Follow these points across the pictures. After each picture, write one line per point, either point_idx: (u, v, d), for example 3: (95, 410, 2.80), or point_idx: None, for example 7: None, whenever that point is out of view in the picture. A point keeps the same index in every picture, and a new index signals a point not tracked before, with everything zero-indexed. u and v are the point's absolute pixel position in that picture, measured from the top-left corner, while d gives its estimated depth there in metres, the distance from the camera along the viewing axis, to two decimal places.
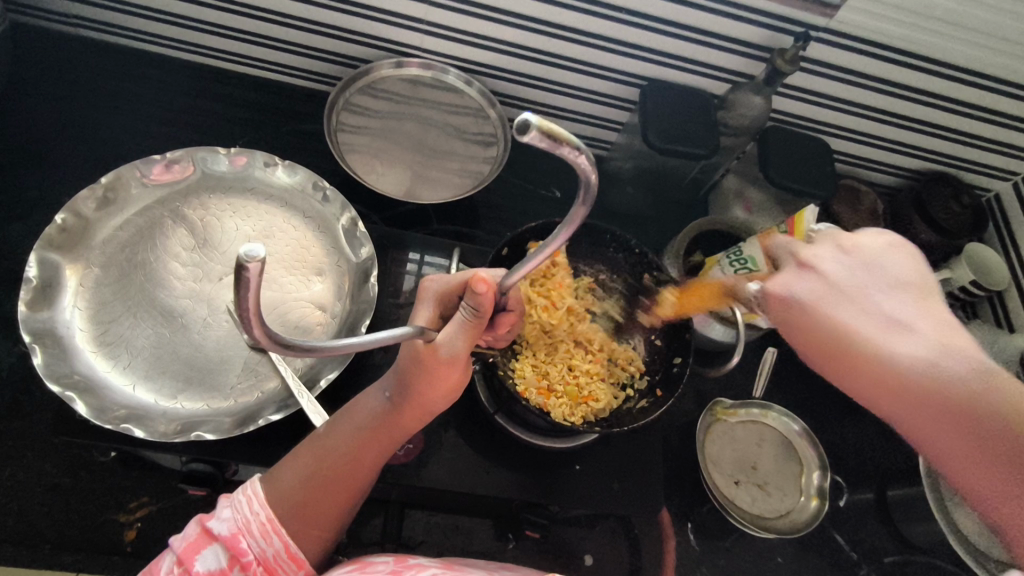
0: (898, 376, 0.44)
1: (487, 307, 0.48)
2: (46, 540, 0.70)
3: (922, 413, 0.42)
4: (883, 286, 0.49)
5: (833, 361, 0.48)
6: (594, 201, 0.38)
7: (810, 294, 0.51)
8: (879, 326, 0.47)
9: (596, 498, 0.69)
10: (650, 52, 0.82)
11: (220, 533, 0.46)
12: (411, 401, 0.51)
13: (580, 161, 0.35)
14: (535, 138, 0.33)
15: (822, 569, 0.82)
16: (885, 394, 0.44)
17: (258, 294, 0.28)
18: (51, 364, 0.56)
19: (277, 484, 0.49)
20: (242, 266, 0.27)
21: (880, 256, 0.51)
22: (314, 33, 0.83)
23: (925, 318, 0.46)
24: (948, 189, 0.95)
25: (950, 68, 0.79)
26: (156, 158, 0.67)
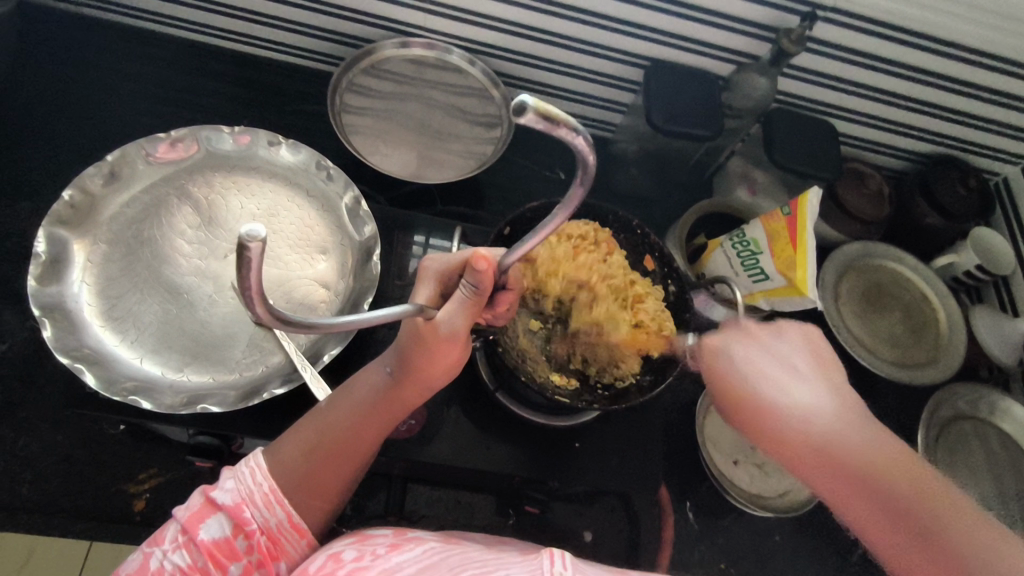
0: (850, 474, 0.42)
1: (487, 285, 0.49)
2: (59, 509, 0.72)
3: (859, 494, 0.42)
4: (802, 377, 0.48)
5: (772, 443, 0.46)
6: (592, 182, 0.39)
7: (741, 357, 0.50)
8: (820, 415, 0.45)
9: (596, 475, 0.71)
10: (653, 32, 0.82)
11: (223, 503, 0.47)
12: (411, 375, 0.52)
13: (578, 142, 0.36)
14: (532, 119, 0.33)
15: (819, 548, 0.83)
16: (823, 474, 0.43)
17: (258, 274, 0.30)
18: (61, 336, 0.57)
19: (279, 456, 0.50)
20: (244, 246, 0.28)
21: (787, 346, 0.50)
22: (317, 13, 0.83)
23: (839, 398, 0.47)
24: (956, 173, 0.94)
25: (958, 49, 0.78)
26: (162, 136, 0.67)
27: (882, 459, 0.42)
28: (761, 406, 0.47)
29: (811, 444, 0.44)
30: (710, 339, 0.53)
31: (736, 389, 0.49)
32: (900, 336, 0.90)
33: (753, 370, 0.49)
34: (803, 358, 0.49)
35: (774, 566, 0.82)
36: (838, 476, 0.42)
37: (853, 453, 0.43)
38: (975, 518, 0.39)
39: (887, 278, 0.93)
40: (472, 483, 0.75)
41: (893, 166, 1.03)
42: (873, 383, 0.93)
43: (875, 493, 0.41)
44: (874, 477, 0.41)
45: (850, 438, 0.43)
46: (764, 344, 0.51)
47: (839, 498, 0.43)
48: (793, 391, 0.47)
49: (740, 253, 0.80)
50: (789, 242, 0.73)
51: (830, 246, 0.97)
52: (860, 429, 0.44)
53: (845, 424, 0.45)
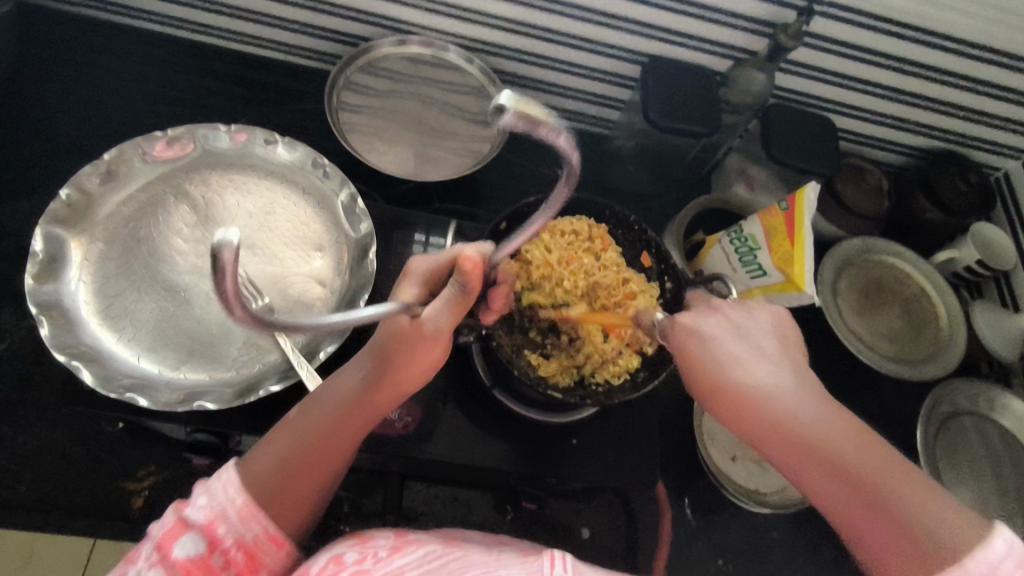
0: (811, 445, 0.44)
1: (474, 285, 0.49)
2: (58, 506, 0.72)
3: (823, 468, 0.43)
4: (769, 353, 0.49)
5: (739, 420, 0.48)
6: (576, 180, 0.39)
7: (709, 336, 0.50)
8: (785, 392, 0.47)
9: (592, 472, 0.71)
10: (650, 28, 0.82)
11: (196, 521, 0.45)
12: (388, 378, 0.51)
13: (561, 142, 0.36)
14: (511, 121, 0.34)
15: (817, 545, 0.83)
16: (788, 449, 0.45)
17: (234, 280, 0.30)
18: (58, 334, 0.57)
19: (251, 468, 0.49)
20: (217, 254, 0.29)
21: (754, 321, 0.51)
22: (314, 11, 0.83)
23: (804, 374, 0.48)
24: (956, 168, 0.93)
25: (957, 42, 0.78)
26: (158, 135, 0.67)
27: (844, 435, 0.44)
28: (729, 384, 0.48)
29: (776, 420, 0.45)
30: (679, 319, 0.53)
31: (705, 369, 0.50)
32: (899, 332, 0.90)
33: (723, 349, 0.49)
34: (772, 339, 0.50)
35: (771, 562, 0.82)
36: (799, 449, 0.44)
37: (815, 427, 0.44)
38: (931, 492, 0.40)
39: (887, 274, 0.93)
40: (469, 480, 0.76)
41: (892, 162, 1.02)
42: (872, 380, 0.93)
43: (836, 467, 0.42)
44: (834, 449, 0.43)
45: (812, 413, 0.45)
46: (731, 316, 0.52)
47: (801, 471, 0.44)
48: (760, 368, 0.48)
49: (738, 248, 0.80)
50: (787, 238, 0.72)
51: (829, 242, 0.97)
52: (826, 409, 0.45)
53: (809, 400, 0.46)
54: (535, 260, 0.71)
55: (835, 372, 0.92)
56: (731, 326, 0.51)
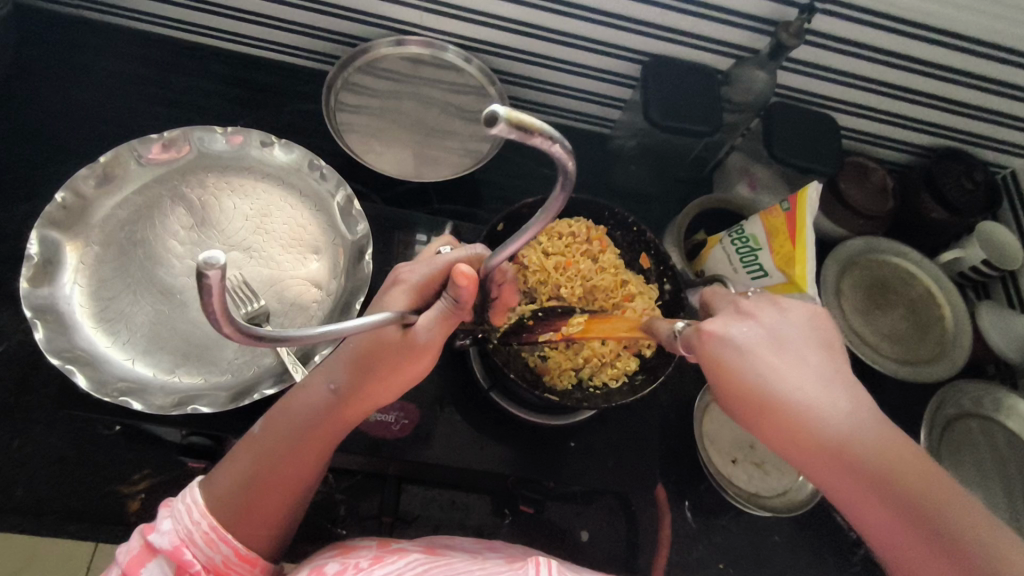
0: (867, 473, 0.39)
1: (467, 300, 0.49)
2: (52, 510, 0.72)
3: (875, 495, 0.39)
4: (812, 366, 0.44)
5: (778, 436, 0.43)
6: (572, 186, 0.38)
7: (744, 344, 0.45)
8: (832, 408, 0.42)
9: (590, 475, 0.70)
10: (650, 27, 0.81)
11: (161, 546, 0.45)
12: (362, 392, 0.49)
13: (555, 150, 0.35)
14: (504, 129, 0.32)
15: (819, 548, 0.82)
16: (835, 472, 0.40)
17: (220, 299, 0.29)
18: (53, 338, 0.57)
19: (216, 489, 0.48)
20: (203, 274, 0.28)
21: (792, 326, 0.46)
22: (312, 12, 0.83)
23: (852, 390, 0.43)
24: (962, 167, 0.92)
25: (962, 39, 0.76)
26: (154, 137, 0.67)
27: (899, 458, 0.39)
28: (767, 399, 0.43)
29: (826, 440, 0.41)
30: (707, 324, 0.47)
31: (739, 381, 0.44)
32: (903, 333, 0.89)
33: (760, 360, 0.44)
34: (812, 347, 0.45)
35: (773, 566, 0.81)
36: (853, 475, 0.39)
37: (867, 450, 0.40)
38: (997, 528, 0.36)
39: (891, 275, 0.92)
40: (467, 483, 0.75)
41: (897, 160, 1.01)
42: (876, 381, 0.92)
43: (892, 495, 0.38)
44: (895, 479, 0.38)
45: (869, 435, 0.40)
46: (764, 319, 0.46)
47: (849, 495, 0.40)
48: (802, 381, 0.43)
49: (739, 249, 0.79)
50: (789, 238, 0.72)
51: (832, 242, 0.96)
52: (884, 433, 0.40)
53: (866, 422, 0.41)
54: (531, 263, 0.71)
55: None
56: (766, 331, 0.46)
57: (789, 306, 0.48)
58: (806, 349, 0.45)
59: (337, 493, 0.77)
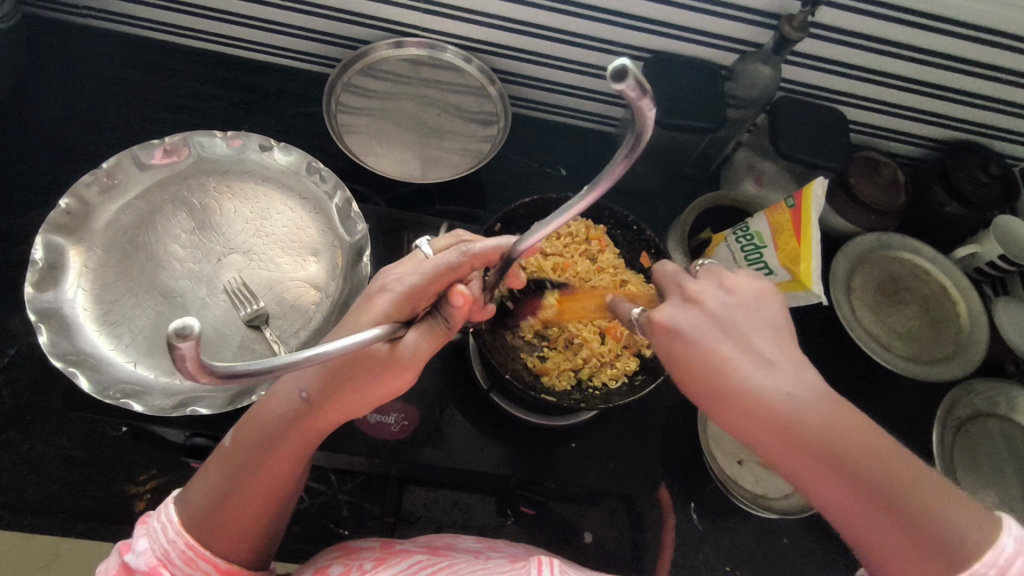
0: (818, 449, 0.37)
1: (458, 321, 0.49)
2: (63, 509, 0.74)
3: (829, 471, 0.37)
4: (767, 351, 0.41)
5: (730, 420, 0.40)
6: (637, 159, 0.35)
7: (691, 334, 0.42)
8: (780, 393, 0.39)
9: (591, 475, 0.70)
10: (650, 23, 0.80)
11: (137, 567, 0.46)
12: (334, 403, 0.48)
13: (647, 117, 0.32)
14: (629, 86, 0.31)
15: (830, 551, 0.81)
16: (789, 454, 0.38)
17: (200, 368, 0.27)
18: (56, 341, 0.58)
19: (191, 508, 0.48)
20: (174, 345, 0.25)
21: (741, 310, 0.43)
22: (313, 15, 0.84)
23: (805, 372, 0.40)
24: (977, 160, 0.90)
25: (974, 29, 0.75)
26: (155, 143, 0.68)
27: (851, 434, 0.37)
28: (721, 388, 0.40)
29: (775, 418, 0.38)
30: (656, 313, 0.45)
31: (693, 372, 0.42)
32: (916, 331, 0.87)
33: (711, 351, 0.41)
34: (762, 330, 0.42)
35: (782, 568, 0.80)
36: (804, 450, 0.37)
37: (817, 430, 0.37)
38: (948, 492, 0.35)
39: (903, 272, 0.90)
40: (468, 484, 0.75)
41: (909, 155, 0.99)
42: (889, 379, 0.90)
43: (851, 476, 0.36)
44: (849, 454, 0.36)
45: (816, 409, 0.38)
46: (711, 305, 0.43)
47: (802, 473, 0.38)
48: (751, 373, 0.40)
49: (744, 247, 0.77)
50: (794, 236, 0.70)
51: (841, 238, 0.94)
52: (830, 406, 0.38)
53: (814, 397, 0.39)
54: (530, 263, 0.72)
55: (850, 372, 0.90)
56: (713, 318, 0.43)
57: (738, 287, 0.44)
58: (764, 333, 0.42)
59: (340, 494, 0.77)
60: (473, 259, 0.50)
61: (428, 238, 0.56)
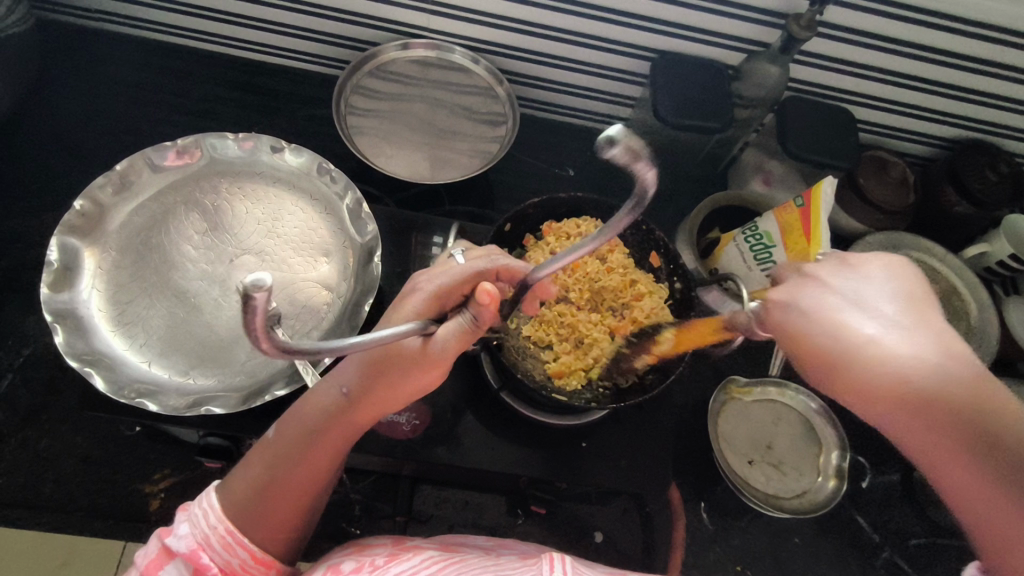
0: (951, 415, 0.34)
1: (487, 319, 0.48)
2: (79, 507, 0.74)
3: (964, 449, 0.34)
4: (898, 320, 0.37)
5: (847, 391, 0.38)
6: (641, 214, 0.35)
7: (812, 307, 0.39)
8: (923, 366, 0.35)
9: (603, 475, 0.70)
10: (657, 22, 0.80)
11: (179, 550, 0.45)
12: (372, 396, 0.49)
13: (647, 180, 0.33)
14: (619, 153, 0.31)
15: (840, 551, 0.81)
16: (915, 426, 0.35)
17: (265, 318, 0.27)
18: (71, 341, 0.59)
19: (233, 494, 0.48)
20: (249, 294, 0.26)
21: (871, 283, 0.39)
22: (322, 17, 0.84)
23: (948, 339, 0.36)
24: (986, 158, 0.89)
25: (982, 27, 0.74)
26: (168, 145, 0.68)
27: (995, 410, 0.34)
28: (841, 357, 0.37)
29: (903, 387, 0.35)
30: (772, 293, 0.42)
31: (812, 346, 0.39)
32: None
33: (832, 321, 0.38)
34: (892, 300, 0.38)
35: (793, 568, 0.80)
36: (933, 421, 0.35)
37: (958, 401, 0.34)
38: None
39: (914, 270, 0.89)
40: (479, 484, 0.75)
41: (918, 154, 0.99)
42: None
43: (986, 453, 0.34)
44: (984, 423, 0.34)
45: (955, 381, 0.35)
46: (831, 279, 0.40)
47: (929, 451, 0.36)
48: (883, 339, 0.37)
49: (753, 247, 0.78)
50: (803, 235, 0.71)
51: (850, 237, 0.94)
52: (972, 376, 0.35)
53: (955, 365, 0.35)
54: None
55: None
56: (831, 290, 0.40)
57: (860, 262, 0.40)
58: (895, 307, 0.38)
59: (351, 493, 0.77)
60: (500, 269, 0.53)
61: (460, 248, 0.58)
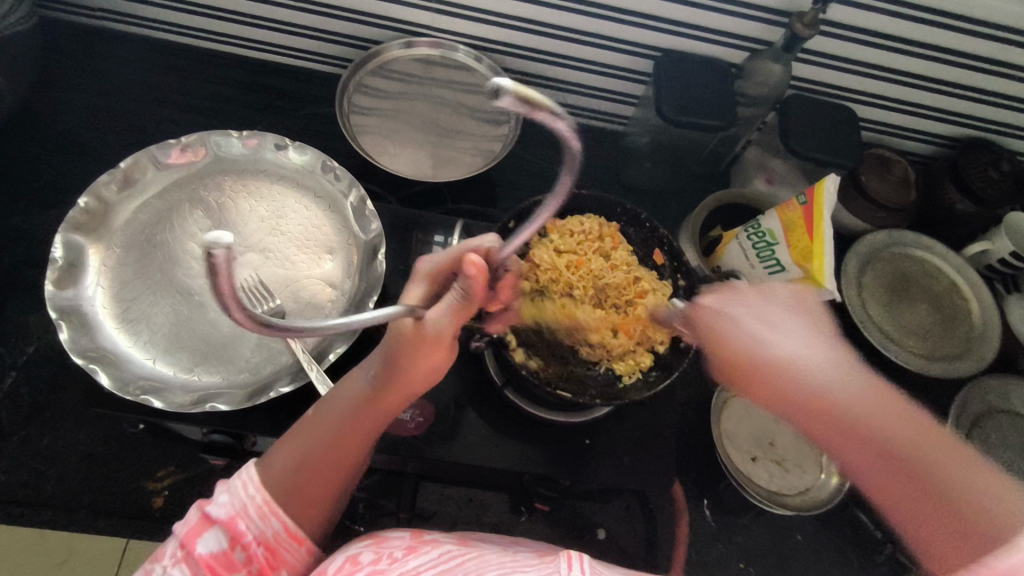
0: (840, 410, 0.46)
1: (478, 291, 0.50)
2: (82, 505, 0.74)
3: (855, 439, 0.45)
4: (796, 332, 0.49)
5: (761, 395, 0.49)
6: (578, 166, 0.43)
7: (733, 325, 0.51)
8: (817, 369, 0.47)
9: (606, 472, 0.70)
10: (660, 21, 0.80)
11: (219, 517, 0.46)
12: (399, 381, 0.50)
13: (558, 126, 0.39)
14: (512, 103, 0.38)
15: (843, 548, 0.81)
16: (815, 421, 0.47)
17: (226, 275, 0.33)
18: (77, 338, 0.59)
19: (270, 469, 0.49)
20: (210, 252, 0.31)
21: (779, 306, 0.51)
22: (326, 16, 0.84)
23: (833, 347, 0.48)
24: (988, 157, 0.89)
25: (984, 26, 0.75)
26: (172, 142, 0.69)
27: (874, 408, 0.45)
28: (759, 367, 0.48)
29: (804, 390, 0.46)
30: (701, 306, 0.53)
31: (734, 358, 0.50)
32: (931, 329, 0.86)
33: (748, 336, 0.49)
34: (790, 317, 0.50)
35: (796, 565, 0.80)
36: (826, 417, 0.46)
37: (846, 401, 0.45)
38: (962, 460, 0.43)
39: (914, 269, 0.89)
40: (483, 481, 0.76)
41: (920, 152, 0.99)
42: (901, 377, 0.90)
43: (870, 441, 0.45)
44: (866, 416, 0.45)
45: (842, 384, 0.46)
46: (743, 302, 0.51)
47: (840, 444, 0.46)
48: (787, 350, 0.48)
49: (756, 244, 0.77)
50: (806, 231, 0.71)
51: (852, 236, 0.94)
52: (859, 380, 0.46)
53: (840, 369, 0.47)
54: (544, 259, 0.72)
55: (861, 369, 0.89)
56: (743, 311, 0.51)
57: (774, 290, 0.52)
58: (794, 325, 0.49)
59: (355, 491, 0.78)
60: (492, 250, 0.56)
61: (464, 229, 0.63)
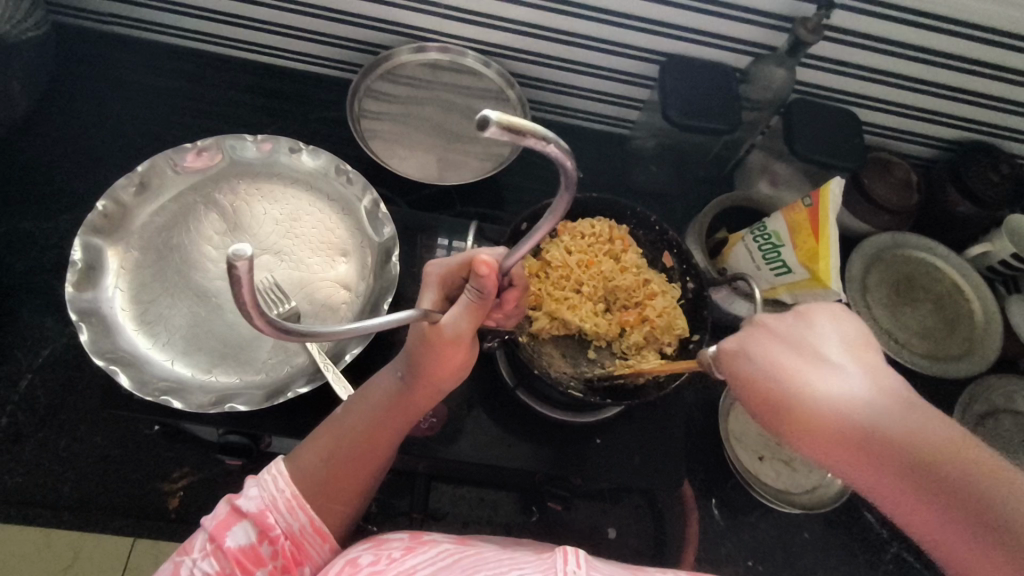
0: (876, 438, 0.36)
1: (491, 290, 0.48)
2: (98, 506, 0.75)
3: (911, 485, 0.35)
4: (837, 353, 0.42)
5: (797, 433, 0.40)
6: (575, 186, 0.39)
7: (756, 351, 0.44)
8: (863, 402, 0.38)
9: (617, 472, 0.70)
10: (666, 26, 0.82)
11: (248, 510, 0.48)
12: (425, 380, 0.52)
13: (551, 150, 0.36)
14: (496, 132, 0.33)
15: (850, 547, 0.82)
16: (862, 464, 0.37)
17: (249, 288, 0.31)
18: (96, 339, 0.60)
19: (300, 463, 0.51)
20: (233, 265, 0.29)
21: (822, 328, 0.44)
22: (336, 21, 0.85)
23: (881, 375, 0.40)
24: (989, 159, 0.89)
25: (985, 31, 0.76)
26: (188, 146, 0.70)
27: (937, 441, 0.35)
28: (782, 396, 0.41)
29: (836, 419, 0.38)
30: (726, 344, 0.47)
31: (758, 386, 0.43)
32: (933, 329, 0.87)
33: (763, 354, 0.44)
34: (831, 336, 0.43)
35: (803, 563, 0.81)
36: (867, 456, 0.36)
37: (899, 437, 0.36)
38: None
39: (919, 270, 0.91)
40: (495, 481, 0.76)
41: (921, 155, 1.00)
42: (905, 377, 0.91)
43: (918, 476, 0.34)
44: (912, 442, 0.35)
45: (889, 414, 0.37)
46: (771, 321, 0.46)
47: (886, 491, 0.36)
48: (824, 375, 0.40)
49: (761, 246, 0.78)
50: (812, 234, 0.72)
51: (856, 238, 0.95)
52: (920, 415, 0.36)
53: (895, 404, 0.38)
54: (554, 260, 0.73)
55: None
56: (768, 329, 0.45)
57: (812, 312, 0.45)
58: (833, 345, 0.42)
59: None
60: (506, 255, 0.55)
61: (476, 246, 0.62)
